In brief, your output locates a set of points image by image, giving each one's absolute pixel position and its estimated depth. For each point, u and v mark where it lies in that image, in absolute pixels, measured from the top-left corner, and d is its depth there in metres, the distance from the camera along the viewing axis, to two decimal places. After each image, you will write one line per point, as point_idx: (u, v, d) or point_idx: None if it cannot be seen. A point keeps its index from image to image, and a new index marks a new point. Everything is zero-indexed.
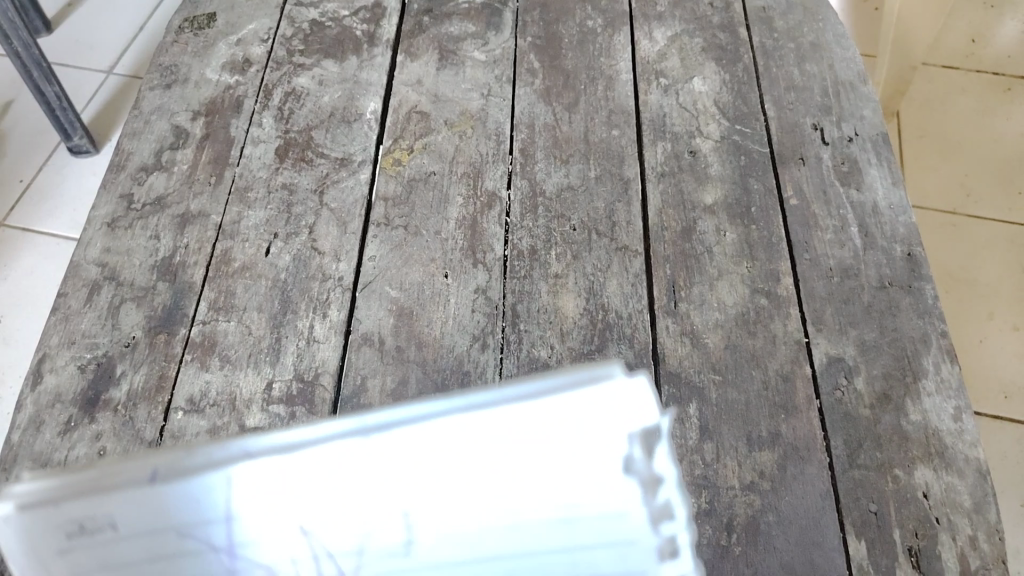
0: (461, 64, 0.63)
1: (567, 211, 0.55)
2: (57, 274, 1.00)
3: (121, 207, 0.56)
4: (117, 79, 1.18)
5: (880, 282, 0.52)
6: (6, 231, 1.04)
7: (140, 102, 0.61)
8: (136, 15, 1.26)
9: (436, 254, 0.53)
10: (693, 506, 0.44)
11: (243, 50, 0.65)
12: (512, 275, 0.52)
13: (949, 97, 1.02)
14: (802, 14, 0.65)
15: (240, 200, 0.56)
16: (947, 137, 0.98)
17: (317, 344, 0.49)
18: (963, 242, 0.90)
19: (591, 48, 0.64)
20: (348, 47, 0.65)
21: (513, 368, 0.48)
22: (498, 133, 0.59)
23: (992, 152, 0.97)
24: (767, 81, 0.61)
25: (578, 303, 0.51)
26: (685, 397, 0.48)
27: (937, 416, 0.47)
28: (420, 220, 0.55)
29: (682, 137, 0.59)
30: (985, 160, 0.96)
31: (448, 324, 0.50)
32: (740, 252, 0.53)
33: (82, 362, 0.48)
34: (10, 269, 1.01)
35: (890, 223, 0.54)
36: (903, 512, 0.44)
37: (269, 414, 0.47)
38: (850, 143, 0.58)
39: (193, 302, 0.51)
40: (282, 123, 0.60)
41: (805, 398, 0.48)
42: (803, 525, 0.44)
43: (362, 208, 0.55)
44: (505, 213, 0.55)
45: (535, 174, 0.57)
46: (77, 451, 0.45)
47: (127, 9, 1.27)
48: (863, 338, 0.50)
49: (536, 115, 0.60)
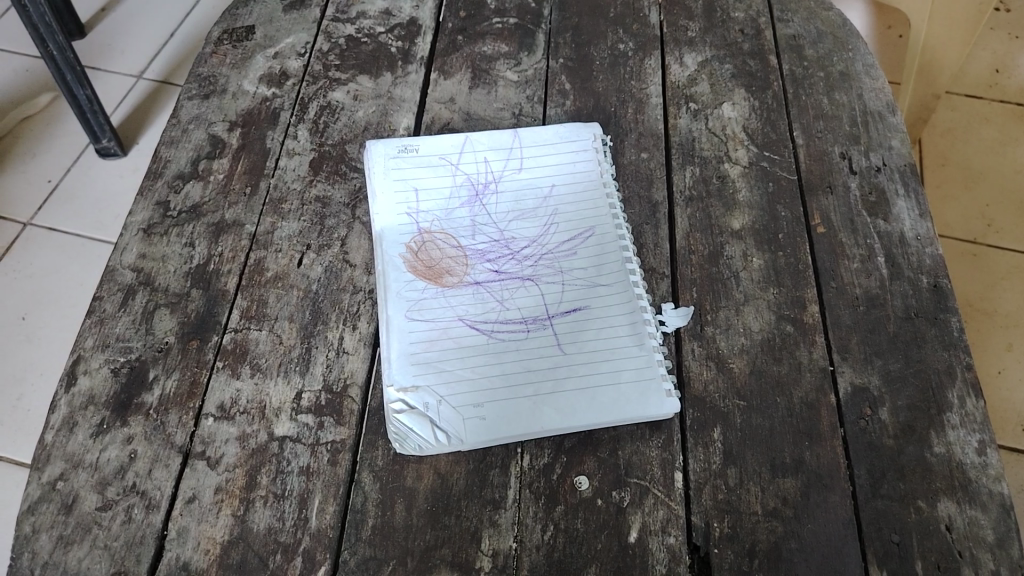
0: (494, 83, 0.63)
1: (609, 285, 0.52)
2: (76, 309, 1.09)
3: (157, 214, 0.55)
4: (146, 85, 1.32)
5: (906, 312, 0.51)
6: (26, 259, 1.13)
7: (177, 111, 0.61)
8: (156, 38, 1.38)
9: (550, 286, 0.52)
10: (715, 530, 0.44)
11: (280, 64, 0.64)
12: (609, 300, 0.51)
13: (971, 126, 1.25)
14: (831, 44, 0.65)
15: (274, 210, 0.56)
16: (966, 166, 1.20)
17: (346, 355, 0.49)
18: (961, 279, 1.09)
19: (622, 71, 0.64)
20: (382, 63, 0.64)
21: (620, 376, 0.48)
22: (597, 226, 0.55)
23: (1005, 179, 1.18)
24: (795, 109, 0.61)
25: (626, 337, 0.50)
26: (710, 421, 0.47)
27: (961, 449, 0.46)
28: (543, 271, 0.52)
29: (710, 162, 0.59)
30: (1000, 190, 1.17)
31: (576, 344, 0.49)
32: (765, 279, 0.53)
33: (116, 366, 0.49)
34: (28, 311, 1.08)
35: (917, 254, 0.54)
36: (926, 545, 0.43)
37: (297, 423, 0.47)
38: (878, 172, 0.58)
39: (226, 310, 0.51)
40: (317, 136, 0.60)
41: (829, 426, 0.47)
42: (825, 553, 0.43)
43: (453, 252, 0.53)
44: (607, 266, 0.53)
45: (600, 256, 0.53)
46: (109, 452, 0.46)
47: (137, 35, 1.38)
48: (888, 369, 0.49)
49: (603, 213, 0.55)
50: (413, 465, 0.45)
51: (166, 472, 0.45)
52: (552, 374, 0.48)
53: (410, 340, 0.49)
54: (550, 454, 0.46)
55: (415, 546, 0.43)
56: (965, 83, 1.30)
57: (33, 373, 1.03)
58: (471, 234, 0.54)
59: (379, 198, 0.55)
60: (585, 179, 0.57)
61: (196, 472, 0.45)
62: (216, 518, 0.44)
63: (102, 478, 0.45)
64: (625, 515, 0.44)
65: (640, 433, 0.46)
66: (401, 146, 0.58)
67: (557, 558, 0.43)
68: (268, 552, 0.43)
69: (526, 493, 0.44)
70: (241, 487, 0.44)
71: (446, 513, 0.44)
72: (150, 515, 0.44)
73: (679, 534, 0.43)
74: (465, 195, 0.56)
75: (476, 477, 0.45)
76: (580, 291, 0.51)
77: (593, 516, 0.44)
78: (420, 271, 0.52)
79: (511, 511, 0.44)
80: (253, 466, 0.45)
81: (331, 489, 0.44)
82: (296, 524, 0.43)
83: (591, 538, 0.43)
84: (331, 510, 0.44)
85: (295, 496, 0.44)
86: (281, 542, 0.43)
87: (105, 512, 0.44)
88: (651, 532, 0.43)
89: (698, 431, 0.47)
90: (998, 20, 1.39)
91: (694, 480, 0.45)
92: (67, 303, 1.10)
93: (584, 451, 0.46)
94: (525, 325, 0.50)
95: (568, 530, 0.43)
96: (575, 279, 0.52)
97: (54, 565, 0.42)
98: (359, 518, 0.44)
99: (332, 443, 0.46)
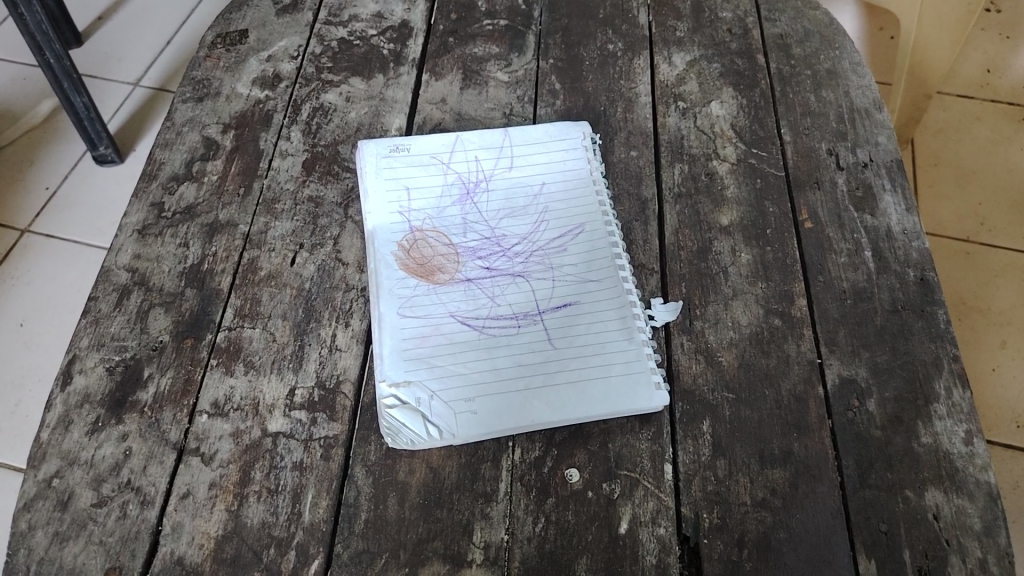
0: (484, 84, 0.64)
1: (599, 280, 0.52)
2: (71, 314, 1.10)
3: (151, 215, 0.56)
4: (143, 92, 1.33)
5: (893, 305, 0.52)
6: (21, 266, 1.14)
7: (172, 114, 0.62)
8: (153, 45, 1.39)
9: (540, 281, 0.52)
10: (704, 521, 0.44)
11: (273, 67, 0.65)
12: (599, 296, 0.52)
13: (963, 126, 1.25)
14: (818, 42, 0.66)
15: (267, 211, 0.56)
16: (958, 165, 1.20)
17: (339, 352, 0.50)
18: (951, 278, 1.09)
19: (611, 71, 0.65)
20: (374, 65, 0.65)
21: (610, 369, 0.49)
22: (588, 223, 0.55)
23: (998, 178, 1.19)
24: (783, 106, 0.62)
25: (617, 331, 0.50)
26: (699, 414, 0.47)
27: (948, 439, 0.46)
28: (533, 267, 0.53)
29: (699, 159, 0.59)
30: (993, 188, 1.18)
31: (567, 338, 0.50)
32: (754, 274, 0.53)
33: (111, 364, 0.49)
34: (24, 317, 1.09)
35: (904, 248, 0.54)
36: (913, 533, 0.43)
37: (290, 419, 0.47)
38: (865, 168, 0.59)
39: (220, 309, 0.51)
40: (309, 137, 0.60)
41: (818, 417, 0.47)
42: (814, 542, 0.43)
43: (444, 249, 0.53)
44: (597, 262, 0.53)
45: (591, 252, 0.54)
46: (105, 449, 0.46)
47: (134, 42, 1.40)
48: (875, 361, 0.49)
49: (594, 210, 0.56)
50: (405, 459, 0.46)
51: (161, 468, 0.45)
52: (543, 368, 0.49)
53: (402, 336, 0.50)
54: (541, 448, 0.46)
55: (407, 541, 0.43)
56: (957, 83, 1.31)
57: (31, 379, 1.04)
58: (462, 232, 0.54)
59: (371, 197, 0.56)
60: (575, 177, 0.58)
61: (190, 468, 0.45)
62: (210, 513, 0.44)
63: (98, 475, 0.45)
64: (615, 507, 0.44)
65: (630, 426, 0.47)
66: (392, 145, 0.58)
67: (548, 550, 0.43)
68: (262, 547, 0.43)
69: (517, 486, 0.45)
70: (234, 482, 0.45)
71: (438, 506, 0.44)
72: (145, 510, 0.44)
73: (669, 525, 0.44)
74: (456, 194, 0.56)
75: (468, 471, 0.45)
76: (571, 287, 0.52)
77: (584, 508, 0.44)
78: (412, 268, 0.52)
79: (503, 504, 0.44)
80: (247, 461, 0.46)
81: (323, 484, 0.45)
82: (289, 519, 0.44)
83: (581, 530, 0.44)
84: (324, 505, 0.44)
85: (289, 490, 0.45)
86: (275, 536, 0.43)
87: (100, 509, 0.44)
88: (642, 523, 0.44)
89: (688, 423, 0.47)
90: (989, 20, 1.40)
91: (684, 471, 0.45)
92: (62, 309, 1.10)
93: (574, 444, 0.46)
94: (516, 320, 0.50)
95: (559, 521, 0.44)
96: (565, 275, 0.53)
97: (50, 562, 0.43)
98: (353, 511, 0.44)
99: (325, 438, 0.46)
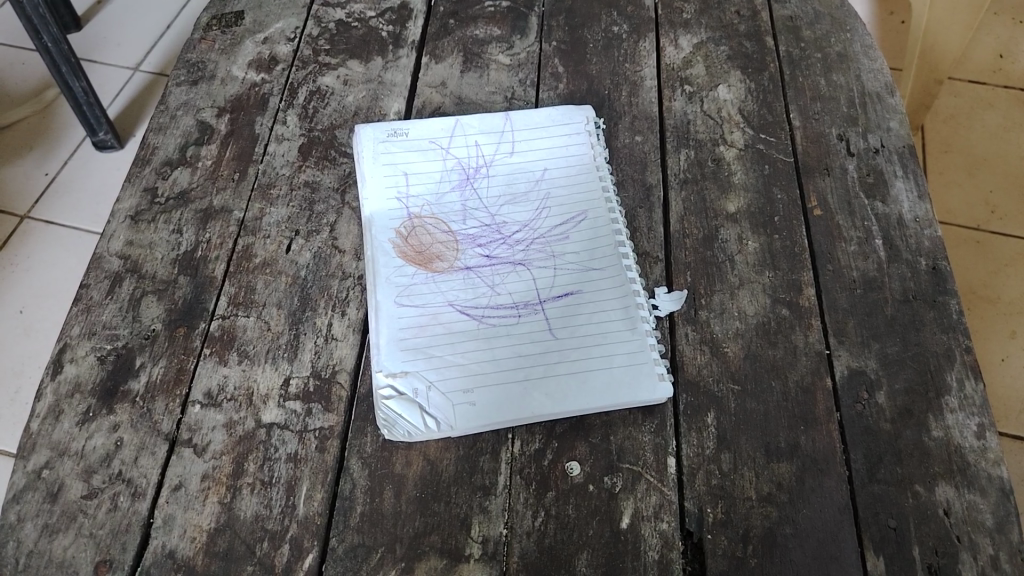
0: (485, 67, 0.62)
1: (602, 269, 0.51)
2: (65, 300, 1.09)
3: (145, 200, 0.55)
4: (143, 77, 1.32)
5: (904, 295, 0.50)
6: (18, 253, 1.13)
7: (165, 98, 0.60)
8: (152, 29, 1.38)
9: (542, 269, 0.51)
10: (708, 515, 0.43)
11: (269, 49, 0.63)
12: (603, 285, 0.50)
13: (975, 113, 1.23)
14: (829, 25, 0.65)
15: (263, 197, 0.55)
16: (970, 152, 1.19)
17: (335, 342, 0.49)
18: (960, 266, 1.08)
19: (615, 53, 0.63)
20: (373, 47, 0.64)
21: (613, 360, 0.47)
22: (590, 210, 0.54)
23: (1010, 164, 1.17)
24: (792, 90, 0.61)
25: (620, 322, 0.49)
26: (703, 406, 0.46)
27: (959, 432, 0.45)
28: (536, 256, 0.51)
29: (705, 145, 0.58)
30: (1005, 176, 1.16)
31: (568, 329, 0.49)
32: (761, 262, 0.52)
33: (102, 353, 0.48)
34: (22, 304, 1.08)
35: (916, 236, 0.53)
36: (923, 529, 0.42)
37: (285, 410, 0.46)
38: (876, 154, 0.57)
39: (213, 297, 0.50)
40: (306, 121, 0.59)
41: (825, 410, 0.46)
42: (821, 538, 0.42)
43: (445, 236, 0.52)
44: (602, 250, 0.52)
45: (594, 239, 0.52)
46: (95, 441, 0.45)
47: (134, 26, 1.38)
48: (885, 352, 0.48)
49: (598, 198, 0.54)
50: (402, 451, 0.45)
51: (152, 460, 0.44)
52: (543, 359, 0.47)
53: (399, 325, 0.48)
54: (541, 440, 0.45)
55: (402, 536, 0.42)
56: (969, 69, 1.29)
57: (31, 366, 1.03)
58: (462, 219, 0.53)
59: (368, 183, 0.55)
60: (578, 163, 0.56)
61: (183, 459, 0.44)
62: (202, 506, 0.43)
63: (88, 466, 0.44)
64: (616, 501, 0.43)
65: (632, 419, 0.46)
66: (391, 130, 0.57)
67: (547, 544, 0.42)
68: (255, 540, 0.42)
69: (516, 479, 0.44)
70: (227, 474, 0.44)
71: (435, 500, 0.43)
72: (136, 503, 0.43)
73: (672, 519, 0.43)
74: (455, 179, 0.55)
75: (466, 463, 0.44)
76: (573, 276, 0.51)
77: (585, 502, 0.43)
78: (410, 256, 0.51)
79: (502, 497, 0.43)
80: (240, 453, 0.45)
81: (319, 476, 0.44)
82: (283, 512, 0.43)
83: (582, 524, 0.43)
84: (319, 497, 0.43)
85: (283, 483, 0.44)
86: (269, 529, 0.42)
87: (90, 500, 0.43)
88: (643, 518, 0.43)
89: (692, 416, 0.46)
90: (1002, 4, 1.37)
91: (687, 465, 0.44)
92: (58, 294, 1.09)
93: (575, 436, 0.45)
94: (516, 310, 0.49)
95: (559, 515, 0.43)
96: (567, 263, 0.51)
97: (39, 554, 0.42)
98: (347, 505, 0.43)
99: (320, 430, 0.45)
